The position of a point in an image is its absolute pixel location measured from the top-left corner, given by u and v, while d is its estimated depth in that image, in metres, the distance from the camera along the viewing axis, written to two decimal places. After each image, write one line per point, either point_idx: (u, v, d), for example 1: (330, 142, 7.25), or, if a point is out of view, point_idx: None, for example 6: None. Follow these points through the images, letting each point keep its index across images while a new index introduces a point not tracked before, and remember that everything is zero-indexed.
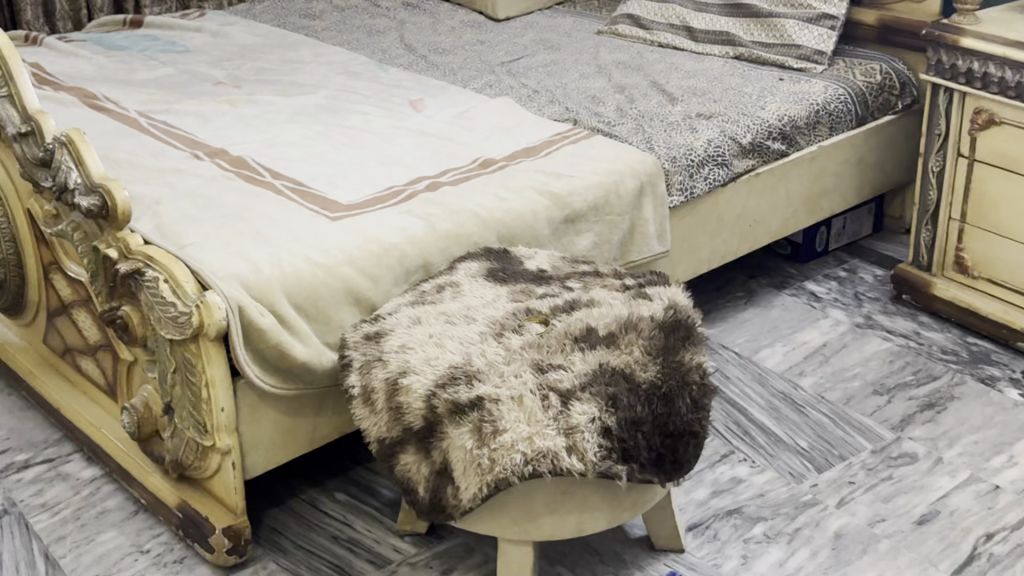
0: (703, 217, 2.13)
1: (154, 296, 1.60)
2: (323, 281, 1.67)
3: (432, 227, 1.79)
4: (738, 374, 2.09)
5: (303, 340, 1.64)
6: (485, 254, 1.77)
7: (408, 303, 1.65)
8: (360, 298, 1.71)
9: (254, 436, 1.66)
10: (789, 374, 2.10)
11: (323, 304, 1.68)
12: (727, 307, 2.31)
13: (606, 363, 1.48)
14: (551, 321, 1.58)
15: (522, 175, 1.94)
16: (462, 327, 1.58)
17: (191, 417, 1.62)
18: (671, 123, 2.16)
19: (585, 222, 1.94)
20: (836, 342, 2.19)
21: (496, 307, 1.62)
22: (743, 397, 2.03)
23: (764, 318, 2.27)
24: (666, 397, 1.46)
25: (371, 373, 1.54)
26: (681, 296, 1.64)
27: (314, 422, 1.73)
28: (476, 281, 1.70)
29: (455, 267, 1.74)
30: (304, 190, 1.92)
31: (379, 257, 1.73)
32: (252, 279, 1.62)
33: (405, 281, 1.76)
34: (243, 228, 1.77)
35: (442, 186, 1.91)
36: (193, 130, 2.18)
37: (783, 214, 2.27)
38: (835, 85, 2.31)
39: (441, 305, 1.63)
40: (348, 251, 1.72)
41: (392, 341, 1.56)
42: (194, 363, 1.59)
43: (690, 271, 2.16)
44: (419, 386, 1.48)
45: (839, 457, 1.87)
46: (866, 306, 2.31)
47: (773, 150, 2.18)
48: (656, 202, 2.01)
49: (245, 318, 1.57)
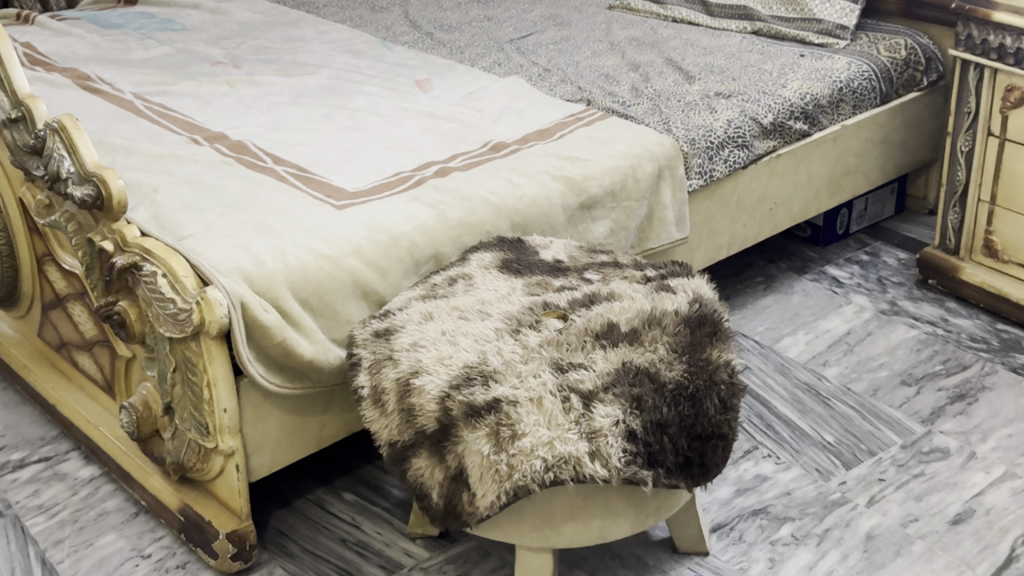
0: (723, 200, 2.04)
1: (151, 291, 1.53)
2: (330, 274, 1.59)
3: (444, 216, 1.71)
4: (760, 365, 2.02)
5: (309, 336, 1.56)
6: (499, 244, 1.68)
7: (419, 297, 1.57)
8: (368, 292, 1.63)
9: (259, 437, 1.58)
10: (813, 364, 2.02)
11: (330, 299, 1.59)
12: (746, 293, 2.23)
13: (629, 363, 1.41)
14: (570, 316, 1.50)
15: (536, 159, 1.86)
16: (477, 322, 1.50)
17: (192, 418, 1.55)
18: (689, 102, 2.07)
19: (600, 209, 1.85)
20: (861, 330, 2.11)
21: (512, 302, 1.54)
22: (765, 389, 1.96)
23: (786, 305, 2.19)
24: (694, 397, 1.39)
25: (381, 373, 1.46)
26: (706, 288, 1.56)
27: (322, 421, 1.65)
28: (490, 272, 1.62)
29: (467, 258, 1.66)
30: (307, 177, 1.83)
31: (387, 247, 1.65)
32: (255, 273, 1.54)
33: (415, 272, 1.68)
34: (245, 218, 1.69)
35: (451, 171, 1.83)
36: (191, 112, 2.09)
37: (805, 196, 2.19)
38: (858, 61, 2.22)
39: (453, 299, 1.55)
40: (355, 242, 1.64)
41: (403, 337, 1.48)
42: (195, 363, 1.51)
43: (709, 256, 2.07)
44: (433, 387, 1.40)
45: (867, 452, 1.80)
46: (890, 292, 2.23)
47: (795, 130, 2.09)
48: (675, 186, 1.93)
49: (248, 314, 1.50)
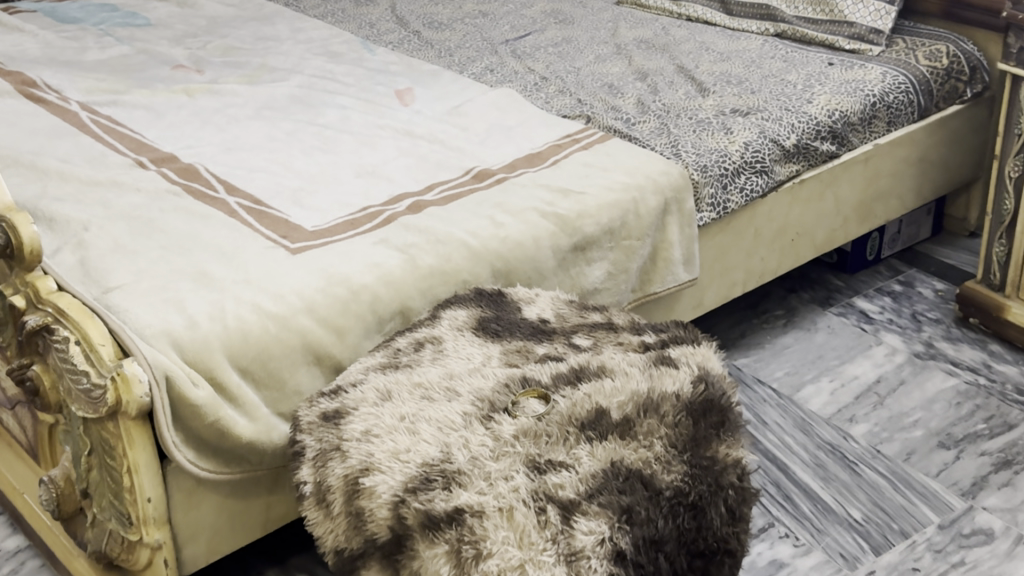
0: (740, 231, 1.79)
1: (64, 361, 1.30)
2: (274, 338, 1.37)
3: (413, 264, 1.47)
4: (777, 420, 1.79)
5: (248, 413, 1.34)
6: (476, 298, 1.45)
7: (377, 367, 1.34)
8: (321, 355, 1.40)
9: (192, 526, 1.36)
10: (838, 420, 1.79)
11: (276, 367, 1.37)
12: (764, 330, 1.99)
13: (619, 463, 1.18)
14: (552, 397, 1.27)
15: (524, 191, 1.62)
16: (442, 405, 1.27)
17: (112, 506, 1.33)
18: (701, 120, 1.83)
19: (597, 249, 1.61)
20: (892, 377, 1.88)
21: (485, 376, 1.31)
22: (783, 450, 1.73)
23: (808, 346, 1.95)
24: (696, 507, 1.16)
25: (327, 468, 1.23)
26: (714, 361, 1.33)
27: (268, 502, 1.43)
28: (462, 335, 1.38)
29: (437, 315, 1.43)
30: (260, 211, 1.60)
31: (345, 302, 1.42)
32: (185, 338, 1.32)
33: (378, 330, 1.45)
34: (183, 265, 1.47)
35: (426, 206, 1.59)
36: (141, 128, 1.86)
37: (832, 224, 1.94)
38: (894, 71, 1.97)
39: (418, 371, 1.32)
40: (307, 297, 1.41)
41: (353, 422, 1.25)
42: (113, 446, 1.29)
43: (722, 294, 1.82)
44: (385, 490, 1.18)
45: (900, 534, 1.58)
46: (926, 331, 1.99)
47: (821, 152, 1.85)
48: (683, 221, 1.68)
49: (174, 390, 1.28)
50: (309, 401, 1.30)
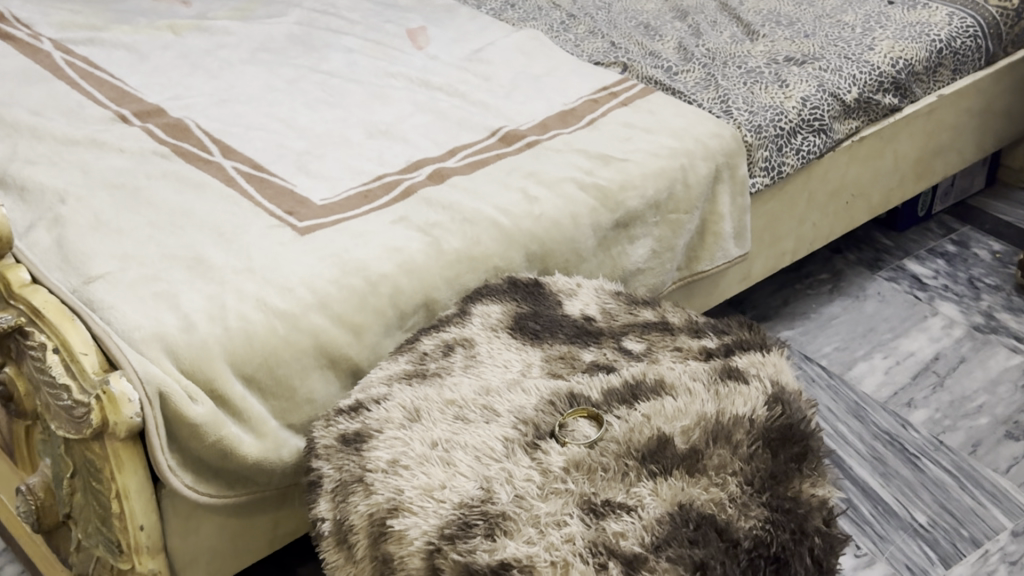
0: (793, 196, 1.61)
1: (41, 372, 1.12)
2: (283, 340, 1.19)
3: (437, 248, 1.29)
4: (829, 404, 1.63)
5: (255, 429, 1.17)
6: (510, 291, 1.27)
7: (401, 378, 1.17)
8: (336, 358, 1.22)
9: (190, 551, 1.21)
10: (894, 405, 1.64)
11: (286, 374, 1.19)
12: (809, 298, 1.83)
13: (689, 506, 1.02)
14: (606, 419, 1.11)
15: (558, 157, 1.44)
16: (480, 428, 1.10)
17: (99, 532, 1.17)
18: (752, 70, 1.65)
19: (640, 225, 1.43)
20: (951, 355, 1.72)
21: (526, 390, 1.14)
22: (837, 440, 1.58)
23: (858, 317, 1.79)
24: (778, 560, 1.00)
25: (349, 504, 1.07)
26: (787, 371, 1.17)
27: (276, 519, 1.27)
28: (498, 339, 1.21)
29: (467, 311, 1.25)
30: (261, 178, 1.42)
31: (362, 295, 1.24)
32: (181, 344, 1.14)
33: (398, 326, 1.27)
34: (175, 249, 1.28)
35: (449, 175, 1.41)
36: (122, 73, 1.65)
37: (888, 183, 1.76)
38: (961, 13, 1.77)
39: (449, 384, 1.15)
40: (319, 291, 1.23)
41: (376, 449, 1.09)
42: (99, 469, 1.12)
43: (770, 265, 1.65)
44: (417, 536, 1.02)
45: (970, 542, 1.43)
46: (985, 300, 1.83)
47: (883, 106, 1.66)
48: (735, 189, 1.50)
49: (170, 407, 1.11)
50: (326, 420, 1.13)
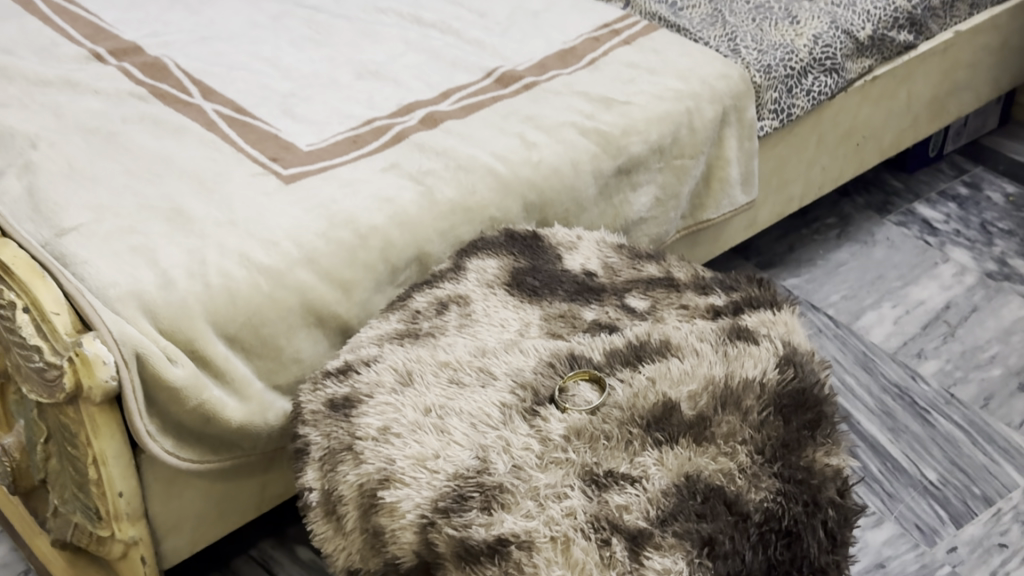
0: (802, 139, 1.54)
1: (12, 332, 1.06)
2: (267, 297, 1.13)
3: (430, 198, 1.23)
4: (836, 355, 1.58)
5: (239, 392, 1.11)
6: (507, 245, 1.21)
7: (393, 338, 1.11)
8: (324, 316, 1.16)
9: (173, 517, 1.16)
10: (904, 356, 1.58)
11: (272, 333, 1.13)
12: (816, 243, 1.77)
13: (696, 477, 0.96)
14: (608, 382, 1.05)
15: (557, 100, 1.36)
16: (476, 392, 1.04)
17: (77, 498, 1.12)
18: (760, 6, 1.57)
19: (643, 172, 1.36)
20: (963, 303, 1.66)
21: (524, 351, 1.09)
22: (845, 393, 1.53)
23: (866, 263, 1.73)
24: (790, 534, 0.95)
25: (338, 473, 1.01)
26: (799, 330, 1.11)
27: (263, 481, 1.22)
28: (494, 296, 1.15)
29: (462, 266, 1.19)
30: (244, 122, 1.34)
31: (351, 250, 1.18)
32: (159, 303, 1.08)
33: (390, 282, 1.21)
34: (153, 199, 1.21)
35: (442, 119, 1.34)
36: (97, 8, 1.57)
37: (900, 124, 1.69)
38: None
39: (443, 345, 1.10)
40: (305, 245, 1.16)
41: (366, 416, 1.03)
42: (74, 434, 1.06)
43: (777, 210, 1.59)
44: (409, 509, 0.96)
45: (982, 500, 1.39)
46: (998, 245, 1.77)
47: (898, 43, 1.58)
48: (742, 132, 1.43)
49: (147, 370, 1.04)
50: (313, 384, 1.07)
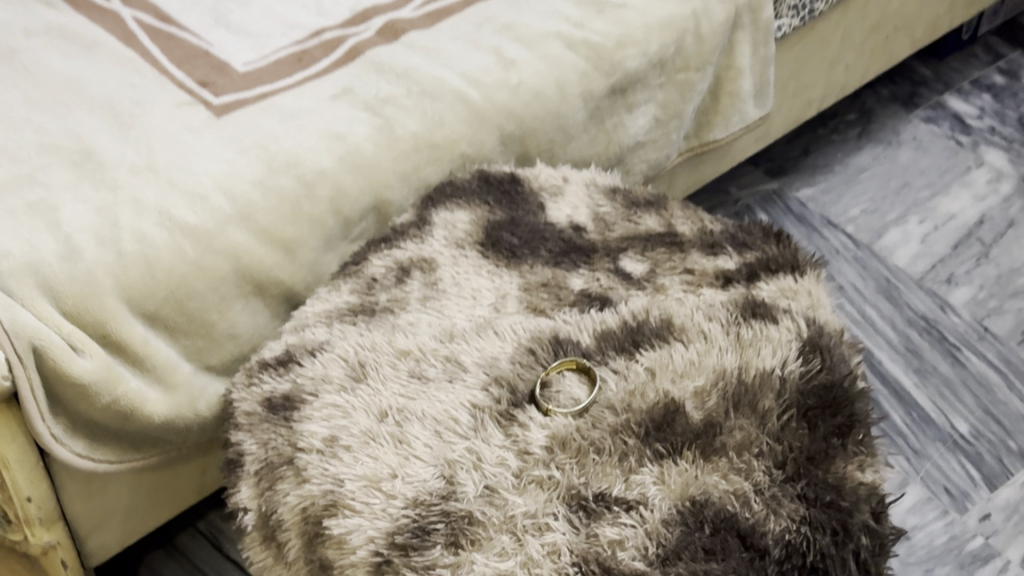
0: (825, 37, 1.34)
1: None
2: (193, 266, 0.95)
3: (388, 134, 1.04)
4: (855, 282, 1.41)
5: (162, 380, 0.94)
6: (480, 194, 1.02)
7: (344, 316, 0.94)
8: (263, 284, 0.99)
9: (96, 515, 1.00)
10: (931, 282, 1.42)
11: (200, 309, 0.96)
12: (832, 146, 1.59)
13: (705, 501, 0.80)
14: (598, 374, 0.88)
15: (540, 4, 1.16)
16: (442, 390, 0.87)
17: None
18: None
19: (641, 89, 1.16)
20: (998, 218, 1.49)
21: (499, 334, 0.91)
22: (865, 328, 1.36)
23: (890, 169, 1.55)
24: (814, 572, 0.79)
25: (277, 492, 0.85)
26: (824, 300, 0.95)
27: (203, 466, 1.06)
28: (464, 261, 0.97)
29: (426, 220, 1.00)
30: (168, 35, 1.13)
31: (296, 202, 1.00)
32: (64, 279, 0.88)
33: (343, 237, 1.04)
34: (54, 135, 1.01)
35: (404, 30, 1.14)
36: None
37: (934, 12, 1.48)
38: None
39: (403, 327, 0.92)
40: (239, 199, 0.97)
41: (310, 422, 0.86)
42: None
43: (793, 117, 1.40)
44: (360, 543, 0.80)
45: (1018, 457, 1.24)
46: None
47: None
48: (756, 36, 1.22)
49: (47, 365, 0.86)
50: (246, 379, 0.90)
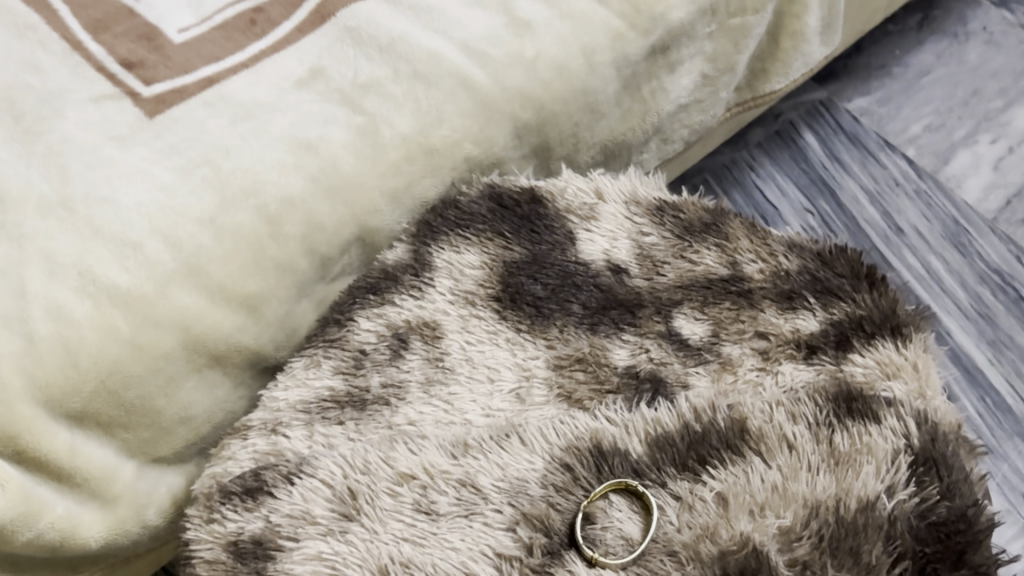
0: None
1: None
2: (130, 346, 0.72)
3: (369, 139, 0.80)
4: (921, 224, 1.26)
5: (98, 495, 0.74)
6: (493, 223, 0.83)
7: (327, 411, 0.75)
8: (222, 355, 0.78)
9: None
10: (1006, 225, 1.27)
11: (140, 398, 0.74)
12: (889, 42, 1.44)
13: None
14: (647, 497, 0.67)
15: None
16: (455, 528, 0.67)
17: None
18: None
19: (686, 44, 0.93)
20: None
21: (527, 443, 0.71)
22: (933, 287, 1.21)
23: (957, 71, 1.40)
24: None
25: None
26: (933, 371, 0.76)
27: (152, 560, 0.86)
28: (476, 324, 0.78)
29: (425, 260, 0.81)
30: None
31: (258, 248, 0.77)
32: None
33: (320, 278, 0.83)
34: None
35: None
36: None
37: None
38: None
39: (405, 433, 0.73)
40: (183, 247, 0.74)
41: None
42: None
43: (855, 30, 1.16)
44: None
45: None
46: None
47: None
48: None
49: None
50: (206, 514, 0.72)
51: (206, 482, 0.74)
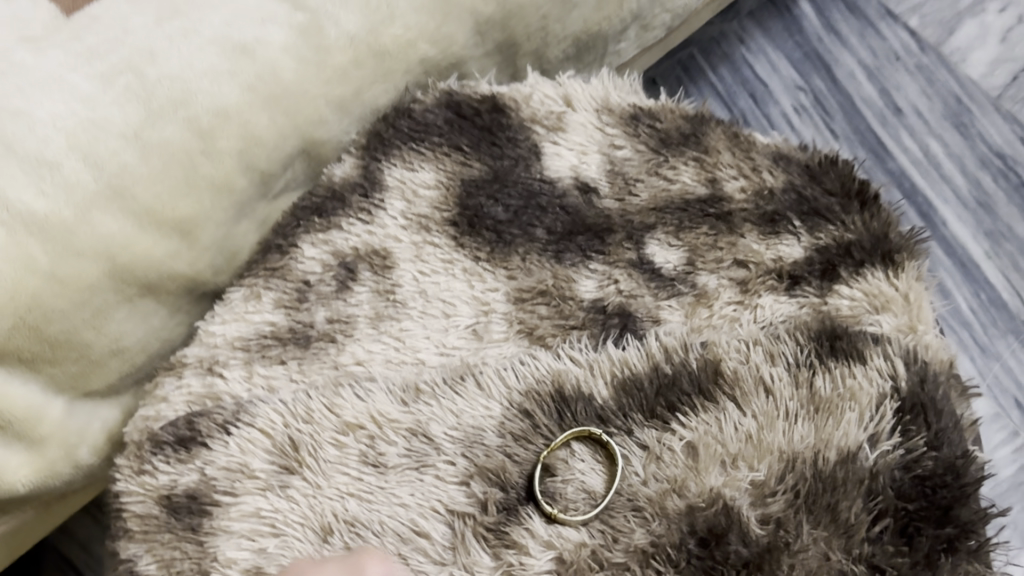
0: None
1: None
2: (49, 279, 0.64)
3: (310, 41, 0.72)
4: (921, 104, 1.21)
5: (25, 436, 0.68)
6: (450, 135, 0.78)
7: (267, 346, 0.71)
8: (154, 286, 0.71)
9: None
10: (1010, 103, 1.21)
11: (68, 334, 0.67)
12: None
13: None
14: (610, 444, 0.61)
15: None
16: (401, 484, 0.61)
17: None
18: None
19: None
20: None
21: (483, 386, 0.66)
22: (930, 175, 1.18)
23: None
24: None
25: None
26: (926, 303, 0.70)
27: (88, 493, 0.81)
28: (430, 253, 0.74)
29: (375, 177, 0.77)
30: None
31: (189, 167, 0.69)
32: None
33: (261, 195, 0.76)
34: None
35: None
36: None
37: None
38: None
39: (351, 375, 0.68)
40: (104, 166, 0.65)
41: (227, 536, 0.61)
42: None
43: None
44: None
45: None
46: None
47: None
48: None
49: None
50: (137, 466, 0.67)
51: (136, 429, 0.70)
